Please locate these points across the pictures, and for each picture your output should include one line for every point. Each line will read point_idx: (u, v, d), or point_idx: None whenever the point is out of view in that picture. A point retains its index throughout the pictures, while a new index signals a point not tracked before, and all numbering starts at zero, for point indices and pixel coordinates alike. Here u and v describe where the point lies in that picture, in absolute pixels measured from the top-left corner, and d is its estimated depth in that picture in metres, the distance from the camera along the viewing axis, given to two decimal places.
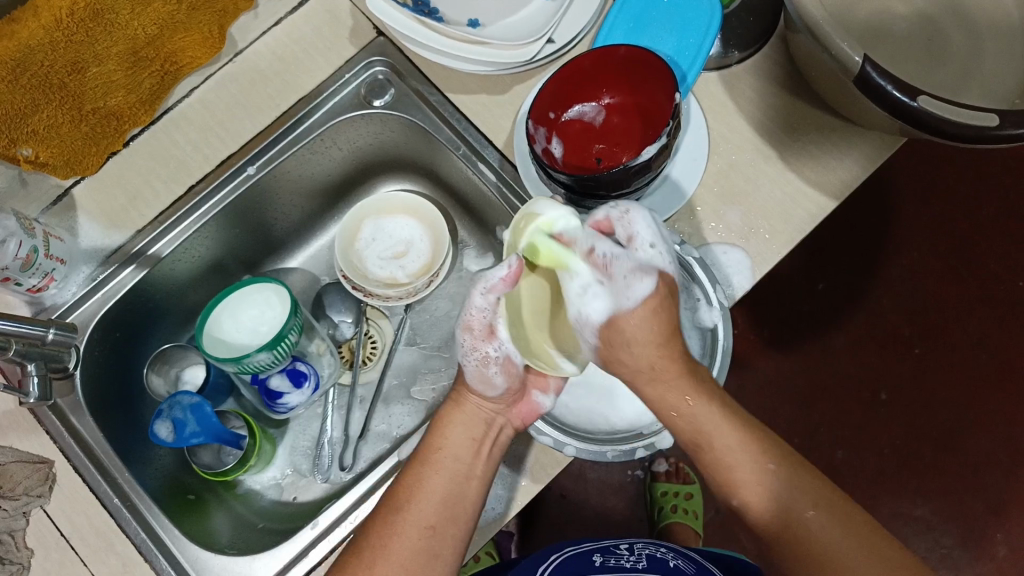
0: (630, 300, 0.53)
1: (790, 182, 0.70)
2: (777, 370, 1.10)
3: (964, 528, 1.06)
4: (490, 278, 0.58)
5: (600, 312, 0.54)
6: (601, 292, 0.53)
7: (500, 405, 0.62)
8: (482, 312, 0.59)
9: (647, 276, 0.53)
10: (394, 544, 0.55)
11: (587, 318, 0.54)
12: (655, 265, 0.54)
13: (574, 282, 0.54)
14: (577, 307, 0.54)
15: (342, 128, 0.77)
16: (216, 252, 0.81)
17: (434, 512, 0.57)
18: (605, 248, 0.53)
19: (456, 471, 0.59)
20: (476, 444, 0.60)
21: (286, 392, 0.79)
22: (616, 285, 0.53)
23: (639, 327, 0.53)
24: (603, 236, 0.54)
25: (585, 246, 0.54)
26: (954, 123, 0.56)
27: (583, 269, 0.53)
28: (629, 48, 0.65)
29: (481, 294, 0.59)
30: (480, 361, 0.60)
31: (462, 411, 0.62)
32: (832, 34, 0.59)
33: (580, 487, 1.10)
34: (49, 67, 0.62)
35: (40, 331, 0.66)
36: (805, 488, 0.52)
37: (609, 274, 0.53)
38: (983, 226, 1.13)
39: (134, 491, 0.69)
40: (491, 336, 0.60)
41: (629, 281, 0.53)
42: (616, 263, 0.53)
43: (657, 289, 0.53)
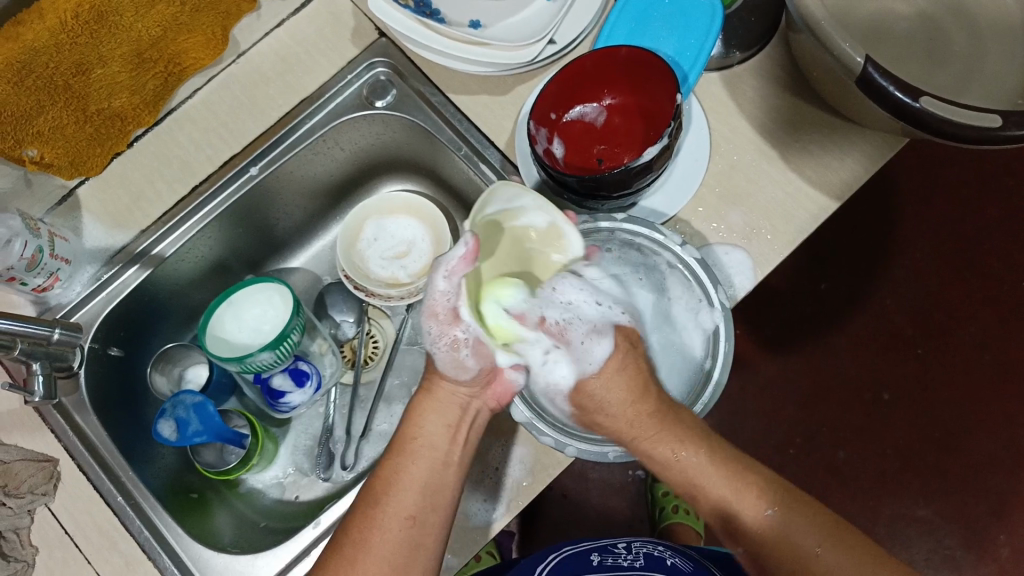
0: (591, 362, 0.62)
1: (792, 182, 0.70)
2: (780, 371, 1.10)
3: (967, 529, 1.06)
4: (450, 259, 0.55)
5: (565, 376, 0.62)
6: (562, 359, 0.62)
7: (474, 389, 0.62)
8: (446, 295, 0.57)
9: (602, 338, 0.62)
10: (375, 537, 0.57)
11: (555, 387, 0.63)
12: (611, 324, 0.63)
13: (536, 352, 0.61)
14: (544, 374, 0.62)
15: (345, 129, 0.77)
16: (220, 252, 0.81)
17: (413, 502, 0.58)
18: (555, 316, 0.61)
19: (434, 459, 0.60)
20: (451, 430, 0.61)
21: (288, 391, 0.80)
22: (575, 351, 0.62)
23: (609, 386, 0.62)
24: (551, 304, 0.61)
25: (537, 316, 0.60)
26: (957, 124, 0.56)
27: (538, 339, 0.61)
28: (630, 49, 0.65)
29: (444, 278, 0.56)
30: (450, 346, 0.60)
31: (435, 398, 0.63)
32: (833, 35, 0.59)
33: (582, 487, 1.10)
34: (55, 68, 0.62)
35: (46, 331, 0.66)
36: (801, 522, 0.56)
37: (566, 339, 0.62)
38: (987, 226, 1.13)
39: (137, 489, 0.70)
40: (457, 320, 0.58)
41: (588, 346, 0.62)
42: (571, 330, 0.62)
43: (614, 348, 0.62)
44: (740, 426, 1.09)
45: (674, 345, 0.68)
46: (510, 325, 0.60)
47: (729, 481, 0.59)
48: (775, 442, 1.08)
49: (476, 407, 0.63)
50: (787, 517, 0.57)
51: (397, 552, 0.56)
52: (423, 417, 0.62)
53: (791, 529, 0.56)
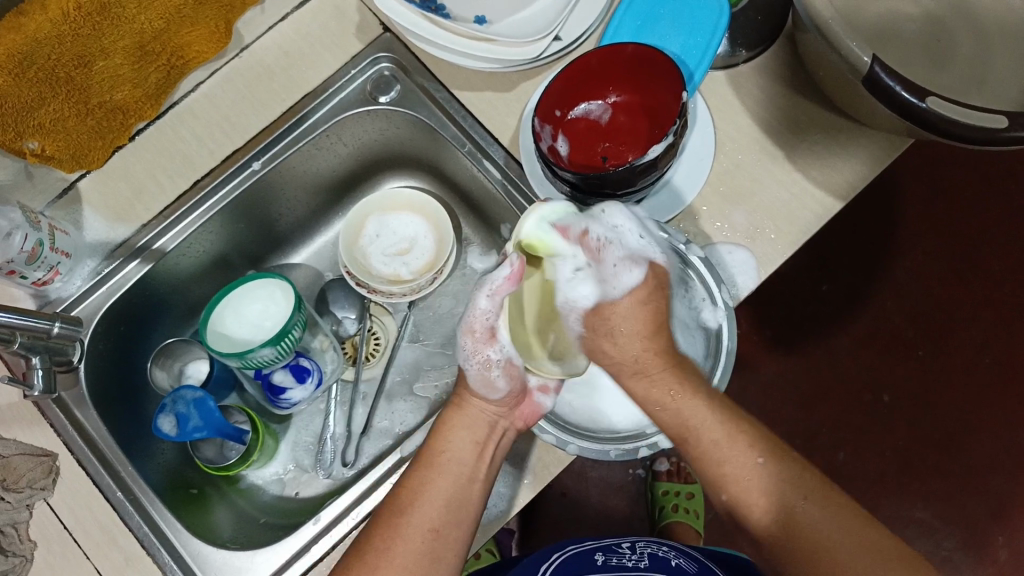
0: (615, 289, 0.59)
1: (797, 182, 0.70)
2: (780, 371, 1.10)
3: (966, 531, 1.06)
4: (494, 279, 0.61)
5: (588, 296, 0.60)
6: (589, 276, 0.60)
7: (502, 409, 0.64)
8: (485, 314, 0.63)
9: (636, 266, 0.59)
10: (399, 546, 0.55)
11: (573, 301, 0.60)
12: (646, 255, 0.60)
13: (567, 264, 0.59)
14: (566, 288, 0.60)
15: (348, 124, 0.76)
16: (221, 247, 0.81)
17: (437, 514, 0.57)
18: (598, 231, 0.59)
19: (459, 474, 0.60)
20: (478, 447, 0.62)
21: (289, 387, 0.79)
22: (603, 272, 0.59)
23: (625, 318, 0.60)
24: (597, 220, 0.59)
25: (579, 230, 0.58)
26: (963, 124, 0.56)
27: (574, 251, 0.59)
28: (636, 47, 0.65)
29: (486, 297, 0.62)
30: (482, 365, 0.63)
31: (465, 414, 0.64)
32: (840, 34, 0.59)
33: (582, 485, 1.10)
34: (57, 60, 0.61)
35: (46, 325, 0.65)
36: (794, 474, 0.53)
37: (599, 258, 0.59)
38: (989, 229, 1.13)
39: (137, 485, 0.69)
40: (492, 340, 0.63)
41: (619, 271, 0.59)
42: (608, 250, 0.59)
43: (645, 279, 0.59)
44: None
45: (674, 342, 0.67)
46: (550, 236, 0.57)
47: (724, 427, 0.56)
48: None
49: (503, 426, 0.64)
50: (778, 472, 0.54)
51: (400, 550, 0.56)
52: (450, 430, 0.63)
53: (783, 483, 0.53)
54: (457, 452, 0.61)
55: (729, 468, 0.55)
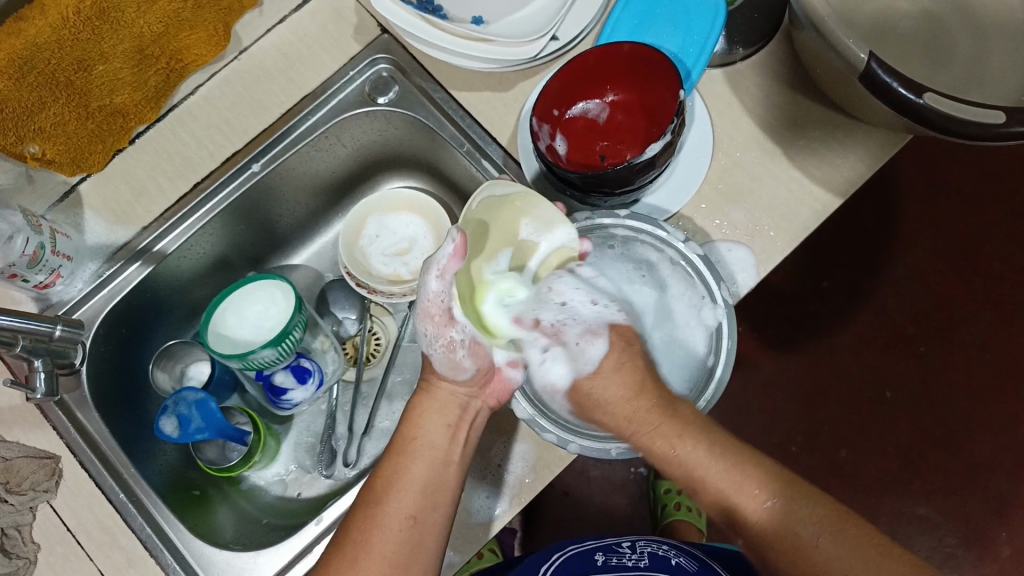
0: (587, 363, 0.65)
1: (795, 180, 0.70)
2: (781, 368, 1.10)
3: (968, 529, 1.06)
4: (440, 259, 0.60)
5: (562, 377, 0.65)
6: (560, 358, 0.66)
7: (471, 389, 0.64)
8: (439, 295, 0.61)
9: (597, 337, 0.66)
10: (376, 537, 0.57)
11: (551, 386, 0.65)
12: (602, 322, 0.66)
13: (536, 352, 0.65)
14: (540, 372, 0.65)
15: (346, 125, 0.77)
16: (221, 248, 0.81)
17: (413, 501, 0.58)
18: (550, 317, 0.65)
19: (434, 457, 0.61)
20: (451, 429, 0.63)
21: (290, 388, 0.79)
22: (571, 350, 0.66)
23: (605, 387, 0.64)
24: (545, 306, 0.65)
25: (532, 318, 0.65)
26: (960, 120, 0.56)
27: (536, 339, 0.65)
28: (633, 45, 0.65)
29: (436, 278, 0.60)
30: (446, 348, 0.63)
31: (433, 398, 0.64)
32: (837, 31, 0.59)
33: (584, 484, 1.10)
34: (57, 64, 0.62)
35: (48, 328, 0.65)
36: (804, 512, 0.54)
37: (563, 339, 0.66)
38: (989, 225, 1.13)
39: (139, 486, 0.70)
40: (451, 321, 0.62)
41: (584, 346, 0.66)
42: (566, 329, 0.66)
43: (608, 349, 0.65)
44: (742, 424, 1.09)
45: (676, 343, 0.67)
46: (505, 325, 0.64)
47: (731, 473, 0.58)
48: (777, 440, 1.08)
49: (476, 406, 0.64)
50: (789, 504, 0.55)
51: (400, 546, 0.57)
52: (424, 416, 0.63)
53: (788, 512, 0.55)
54: (455, 450, 0.62)
55: (744, 506, 0.57)
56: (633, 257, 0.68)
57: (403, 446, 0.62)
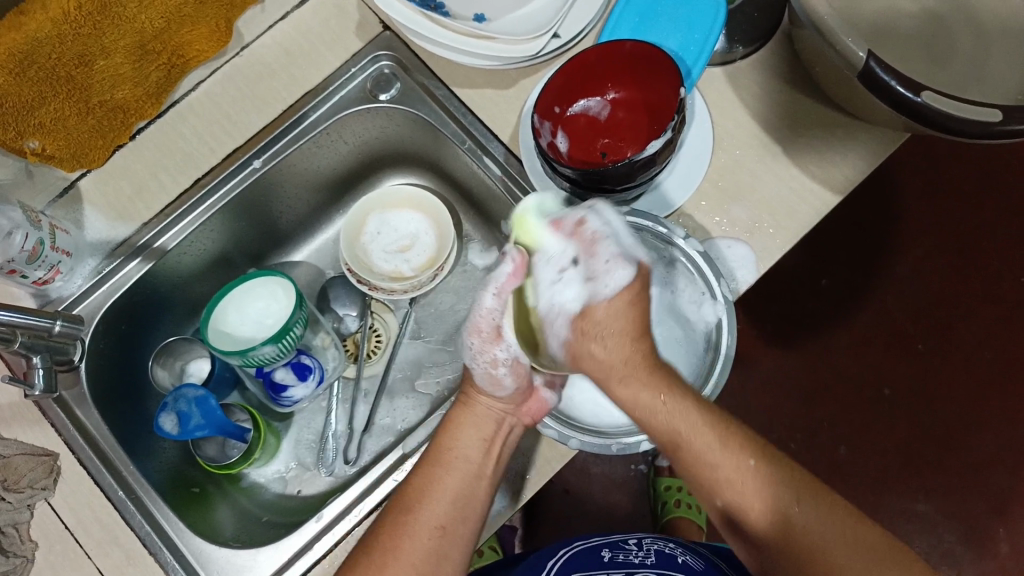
0: (604, 288, 0.54)
1: (794, 177, 0.70)
2: (779, 366, 1.11)
3: (966, 526, 1.06)
4: (498, 276, 0.59)
5: (573, 300, 0.55)
6: (576, 276, 0.55)
7: (510, 406, 0.64)
8: (491, 312, 0.60)
9: (627, 265, 0.54)
10: (406, 544, 0.56)
11: (559, 304, 0.56)
12: (636, 257, 0.55)
13: (554, 261, 0.56)
14: (551, 287, 0.56)
15: (348, 122, 0.77)
16: (222, 245, 0.81)
17: (445, 512, 0.57)
18: (593, 225, 0.56)
19: (466, 471, 0.60)
20: (487, 443, 0.62)
21: (291, 385, 0.79)
22: (593, 267, 0.55)
23: (611, 317, 0.54)
24: (592, 213, 0.56)
25: (573, 220, 0.56)
26: (958, 118, 0.56)
27: (564, 243, 0.56)
28: (635, 43, 0.66)
29: (492, 295, 0.59)
30: (489, 365, 0.62)
31: (472, 411, 0.63)
32: (836, 30, 0.59)
33: (584, 482, 1.10)
34: (58, 60, 0.61)
35: (47, 323, 0.65)
36: (787, 479, 0.53)
37: (590, 252, 0.55)
38: (984, 225, 1.14)
39: (139, 484, 0.69)
40: (499, 339, 0.61)
41: (609, 268, 0.54)
42: (599, 244, 0.55)
43: (634, 280, 0.54)
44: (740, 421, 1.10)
45: (676, 338, 0.67)
46: (542, 229, 0.57)
47: None
48: (776, 438, 1.09)
49: (511, 423, 0.64)
50: (774, 471, 0.53)
51: (427, 553, 0.56)
52: (459, 429, 0.62)
53: (775, 478, 0.53)
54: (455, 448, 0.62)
55: (719, 472, 0.53)
56: (653, 245, 0.67)
57: (438, 457, 0.61)
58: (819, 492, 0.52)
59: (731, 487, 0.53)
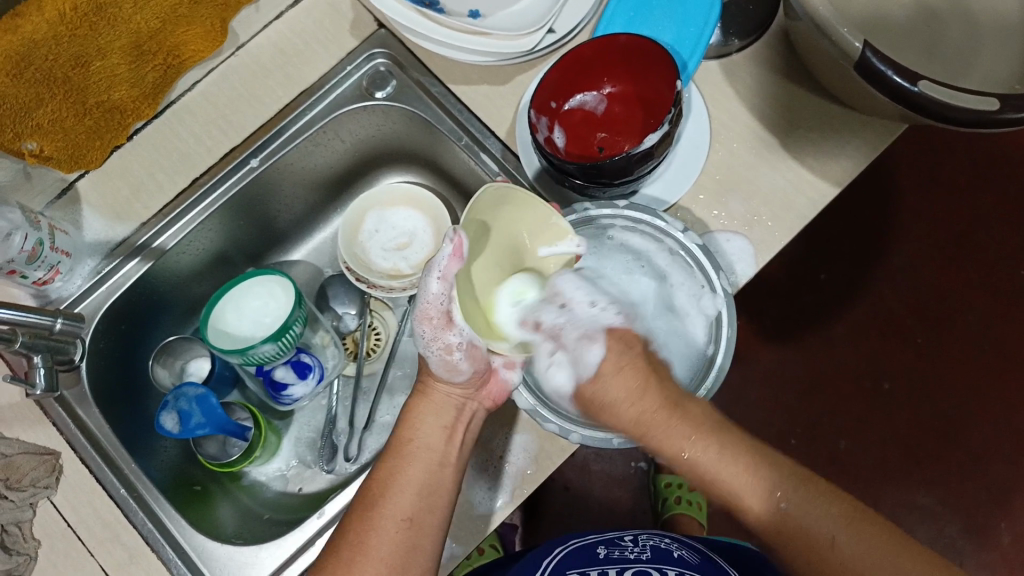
0: (588, 366, 0.59)
1: (791, 169, 0.70)
2: (780, 361, 1.11)
3: (969, 518, 1.06)
4: (441, 258, 0.55)
5: (566, 380, 0.61)
6: (562, 361, 0.61)
7: (468, 391, 0.63)
8: (439, 297, 0.57)
9: (595, 341, 0.60)
10: (372, 539, 0.56)
11: (557, 390, 0.62)
12: (601, 325, 0.61)
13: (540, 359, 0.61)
14: (544, 374, 0.62)
15: (345, 120, 0.77)
16: (220, 245, 0.81)
17: (410, 504, 0.57)
18: (551, 317, 0.60)
19: (430, 460, 0.60)
20: (448, 430, 0.61)
21: (291, 383, 0.80)
22: (570, 353, 0.60)
23: (606, 389, 0.59)
24: (546, 306, 0.60)
25: (536, 320, 0.60)
26: (955, 107, 0.56)
27: (538, 342, 0.61)
28: (630, 36, 0.65)
29: (436, 280, 0.56)
30: (443, 351, 0.60)
31: (430, 400, 0.63)
32: (832, 20, 0.59)
33: (585, 479, 1.10)
34: (54, 62, 0.61)
35: (48, 321, 0.66)
36: (792, 483, 0.54)
37: (562, 343, 0.61)
38: (985, 216, 1.13)
39: (141, 482, 0.70)
40: (450, 324, 0.59)
41: (581, 349, 0.60)
42: (564, 332, 0.61)
43: (607, 351, 0.59)
44: (742, 415, 1.09)
45: (677, 333, 0.67)
46: (514, 327, 0.59)
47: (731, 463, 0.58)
48: (777, 433, 1.09)
49: (471, 408, 0.63)
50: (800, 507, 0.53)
51: (395, 547, 0.56)
52: (421, 419, 0.62)
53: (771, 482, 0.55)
54: (442, 439, 0.61)
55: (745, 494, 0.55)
56: (633, 248, 0.68)
57: (398, 448, 0.61)
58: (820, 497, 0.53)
59: (740, 500, 0.55)
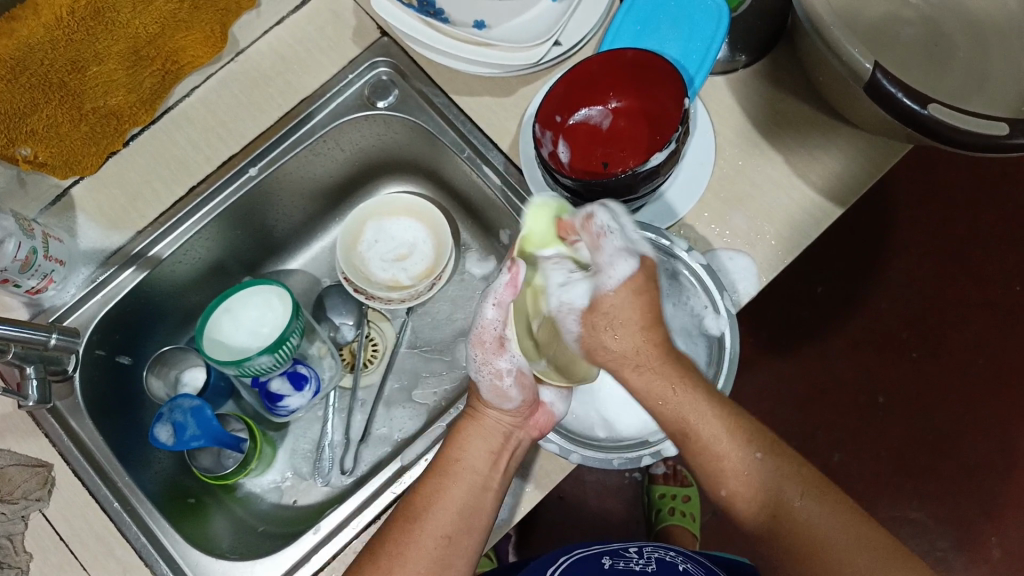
0: (611, 279, 0.54)
1: (796, 187, 0.70)
2: (776, 373, 1.10)
3: (960, 532, 1.06)
4: (495, 286, 0.58)
5: (583, 297, 0.55)
6: (583, 278, 0.55)
7: (517, 419, 0.62)
8: (494, 323, 0.59)
9: (631, 258, 0.54)
10: (409, 543, 0.55)
11: (567, 303, 0.56)
12: (638, 250, 0.55)
13: (557, 273, 0.57)
14: (558, 290, 0.56)
15: (346, 128, 0.76)
16: (216, 253, 0.80)
17: (450, 521, 0.57)
18: (602, 219, 0.54)
19: (473, 481, 0.59)
20: (493, 456, 0.61)
21: (286, 395, 0.78)
22: (599, 261, 0.54)
23: (618, 307, 0.54)
24: (601, 208, 0.55)
25: (581, 218, 0.55)
26: (966, 131, 0.55)
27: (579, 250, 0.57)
28: (637, 51, 0.65)
29: (492, 306, 0.58)
30: (493, 375, 0.61)
31: (479, 424, 0.62)
32: (842, 40, 0.58)
33: (578, 489, 1.10)
34: (49, 66, 0.61)
35: (43, 336, 0.66)
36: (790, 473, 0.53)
37: (597, 248, 0.54)
38: (983, 230, 1.13)
39: (134, 496, 0.69)
40: (502, 349, 0.60)
41: (614, 259, 0.54)
42: (606, 238, 0.54)
43: (637, 271, 0.54)
44: None
45: None
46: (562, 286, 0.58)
47: None
48: None
49: (519, 436, 0.62)
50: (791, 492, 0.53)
51: (433, 561, 0.56)
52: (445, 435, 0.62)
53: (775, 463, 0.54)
54: (487, 463, 0.60)
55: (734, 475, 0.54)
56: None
57: (444, 466, 0.60)
58: (786, 463, 0.53)
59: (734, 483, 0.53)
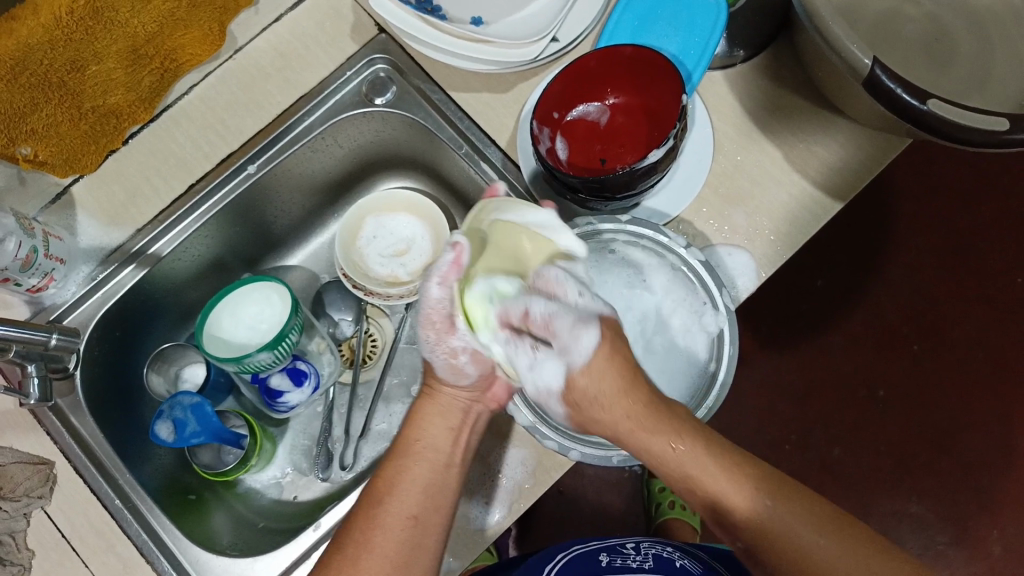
0: (578, 356, 0.53)
1: (795, 184, 0.69)
2: (775, 367, 1.11)
3: (960, 527, 1.06)
4: (441, 265, 0.55)
5: (556, 377, 0.55)
6: (549, 358, 0.54)
7: (474, 394, 0.62)
8: (441, 303, 0.56)
9: (588, 326, 0.53)
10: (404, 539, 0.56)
11: (544, 387, 0.56)
12: (594, 312, 0.54)
13: (523, 359, 0.55)
14: (529, 376, 0.56)
15: (343, 126, 0.76)
16: (216, 250, 0.80)
17: (416, 503, 0.57)
18: (540, 307, 0.53)
19: (435, 461, 0.59)
20: (454, 433, 0.61)
21: (286, 391, 0.79)
22: (560, 343, 0.53)
23: (595, 382, 0.54)
24: (534, 295, 0.54)
25: (520, 311, 0.54)
26: (965, 127, 0.55)
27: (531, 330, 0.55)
28: (636, 47, 0.65)
29: (437, 285, 0.55)
30: (448, 356, 0.58)
31: (435, 402, 0.62)
32: (841, 36, 0.58)
33: (577, 483, 1.10)
34: (49, 65, 0.60)
35: (44, 335, 0.66)
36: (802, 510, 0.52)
37: (550, 333, 0.53)
38: (984, 225, 1.13)
39: (135, 492, 0.69)
40: (453, 329, 0.57)
41: (573, 335, 0.53)
42: (556, 322, 0.53)
43: (601, 339, 0.53)
44: (737, 422, 1.10)
45: (677, 349, 0.66)
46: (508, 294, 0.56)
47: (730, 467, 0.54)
48: (772, 439, 1.09)
49: (478, 410, 0.62)
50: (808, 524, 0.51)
51: (407, 552, 0.56)
52: None
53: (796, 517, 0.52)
54: (449, 441, 0.61)
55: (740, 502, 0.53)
56: (636, 261, 0.67)
57: (406, 449, 0.60)
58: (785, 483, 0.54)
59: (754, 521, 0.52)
